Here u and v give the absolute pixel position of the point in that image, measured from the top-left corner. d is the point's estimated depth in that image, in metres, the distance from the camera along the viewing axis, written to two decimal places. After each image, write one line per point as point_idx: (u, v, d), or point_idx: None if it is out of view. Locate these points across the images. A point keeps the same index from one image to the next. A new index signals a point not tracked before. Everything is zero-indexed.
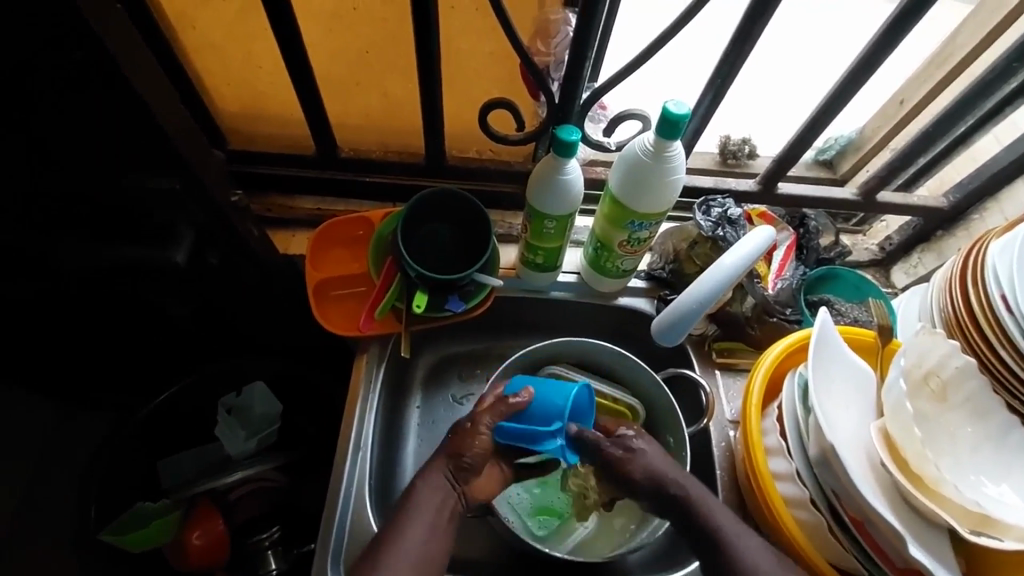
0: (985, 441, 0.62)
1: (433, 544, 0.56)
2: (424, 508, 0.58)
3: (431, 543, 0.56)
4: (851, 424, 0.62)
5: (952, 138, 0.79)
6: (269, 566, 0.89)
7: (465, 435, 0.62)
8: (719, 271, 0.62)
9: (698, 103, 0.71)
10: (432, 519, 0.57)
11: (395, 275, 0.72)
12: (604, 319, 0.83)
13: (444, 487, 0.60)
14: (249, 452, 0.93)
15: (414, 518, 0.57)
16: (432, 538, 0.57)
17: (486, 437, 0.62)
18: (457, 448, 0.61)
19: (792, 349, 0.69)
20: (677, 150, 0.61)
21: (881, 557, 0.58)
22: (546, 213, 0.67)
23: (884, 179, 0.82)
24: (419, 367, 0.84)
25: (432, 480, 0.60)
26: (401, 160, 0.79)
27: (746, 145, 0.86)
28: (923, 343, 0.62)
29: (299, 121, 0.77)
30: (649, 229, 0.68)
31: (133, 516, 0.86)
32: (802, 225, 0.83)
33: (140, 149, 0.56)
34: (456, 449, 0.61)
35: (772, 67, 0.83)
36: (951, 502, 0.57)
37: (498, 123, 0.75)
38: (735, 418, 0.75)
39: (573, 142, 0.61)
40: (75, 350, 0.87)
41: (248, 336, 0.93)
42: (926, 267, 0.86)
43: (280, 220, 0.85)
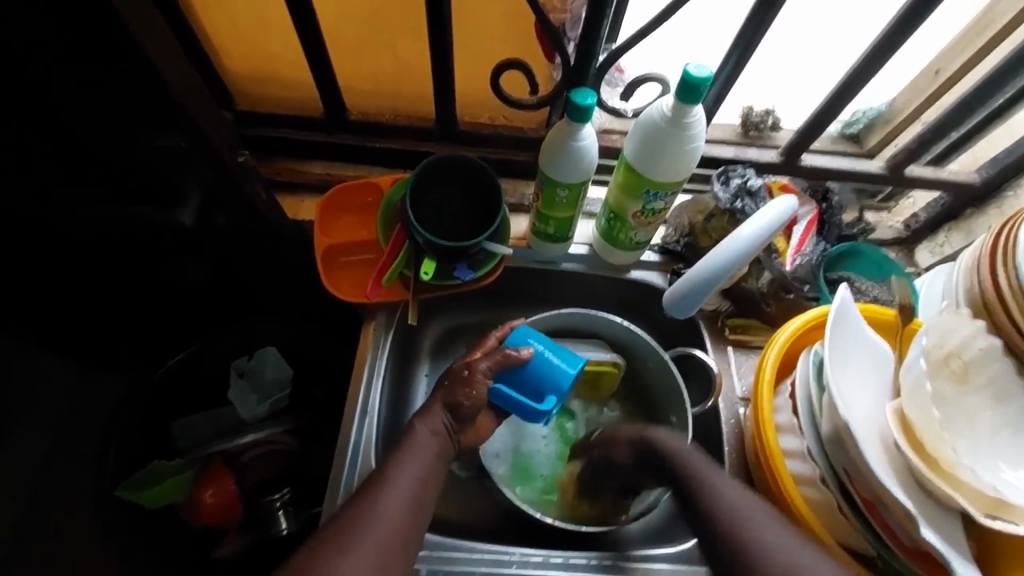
0: (1005, 426, 0.60)
1: (428, 484, 0.57)
2: (421, 448, 0.58)
3: (424, 483, 0.57)
4: (865, 404, 0.61)
5: (989, 110, 0.74)
6: (280, 526, 0.90)
7: (464, 381, 0.62)
8: (736, 241, 0.60)
9: (721, 67, 0.69)
10: (428, 460, 0.58)
11: (404, 243, 0.71)
12: (615, 293, 0.82)
13: (441, 429, 0.61)
14: (261, 415, 0.94)
15: (412, 457, 0.57)
16: (426, 479, 0.57)
17: (483, 386, 0.62)
18: (450, 391, 0.62)
19: (808, 327, 0.67)
20: (698, 115, 0.58)
21: (892, 538, 0.57)
22: (558, 181, 0.65)
23: (913, 154, 0.78)
24: (428, 336, 0.84)
25: (431, 420, 0.61)
26: (411, 125, 0.77)
27: (770, 117, 0.83)
28: (946, 322, 0.61)
29: (307, 83, 0.75)
30: (664, 199, 0.66)
31: (151, 472, 0.88)
32: (825, 201, 0.79)
33: (146, 108, 0.55)
34: (452, 394, 0.62)
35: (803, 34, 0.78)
36: (968, 486, 0.56)
37: (511, 86, 0.72)
38: (745, 395, 0.74)
39: (588, 107, 0.59)
40: (89, 311, 0.88)
41: (257, 302, 0.94)
42: (952, 247, 0.83)
43: (289, 184, 0.83)
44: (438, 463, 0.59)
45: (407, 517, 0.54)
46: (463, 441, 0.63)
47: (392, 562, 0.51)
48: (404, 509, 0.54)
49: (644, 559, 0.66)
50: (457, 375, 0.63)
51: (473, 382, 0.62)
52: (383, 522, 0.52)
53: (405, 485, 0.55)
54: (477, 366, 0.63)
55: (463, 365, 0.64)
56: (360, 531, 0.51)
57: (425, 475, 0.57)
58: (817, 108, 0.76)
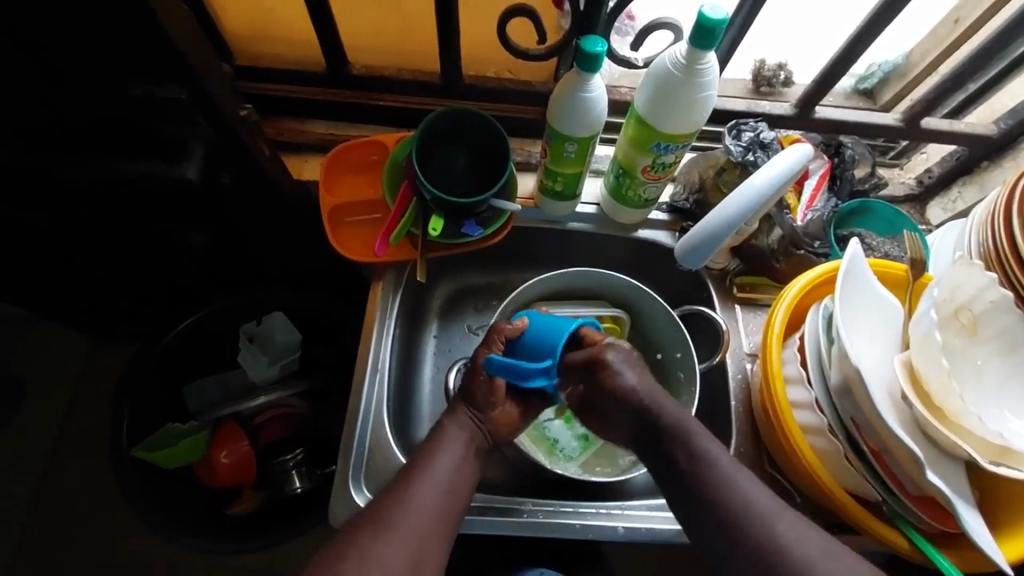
0: (1014, 376, 0.61)
1: (459, 473, 0.58)
2: (449, 441, 0.60)
3: (457, 475, 0.58)
4: (874, 356, 0.61)
5: (1008, 60, 0.73)
6: (294, 485, 0.92)
7: (476, 375, 0.63)
8: (748, 191, 0.60)
9: (738, 11, 0.66)
10: (459, 450, 0.60)
11: (411, 201, 0.70)
12: (622, 252, 0.81)
13: (467, 422, 0.62)
14: (272, 378, 0.96)
15: (441, 451, 0.59)
16: (458, 469, 0.59)
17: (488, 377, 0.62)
18: (471, 387, 0.63)
19: (818, 281, 0.67)
20: (711, 62, 0.57)
21: (897, 485, 0.58)
22: (566, 135, 0.64)
23: (929, 105, 0.76)
24: (435, 296, 0.84)
25: (458, 418, 0.62)
26: (415, 79, 0.75)
27: (782, 71, 0.80)
28: (959, 276, 0.60)
29: (307, 36, 0.73)
30: (675, 152, 0.64)
31: (162, 434, 0.89)
32: (837, 155, 0.77)
33: (145, 55, 0.53)
34: (468, 391, 0.63)
35: None
36: (972, 434, 0.57)
37: (517, 33, 0.70)
38: (752, 351, 0.74)
39: (598, 54, 0.57)
40: (96, 273, 0.89)
41: (263, 266, 0.94)
42: (964, 203, 0.81)
43: (292, 145, 0.81)
44: (472, 462, 0.60)
45: (440, 508, 0.55)
46: (496, 430, 0.63)
47: (429, 545, 0.53)
48: (437, 498, 0.56)
49: (650, 508, 0.68)
50: (472, 371, 0.64)
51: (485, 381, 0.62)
52: (418, 511, 0.54)
53: (436, 477, 0.57)
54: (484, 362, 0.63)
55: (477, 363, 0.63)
56: (394, 520, 0.53)
57: (456, 466, 0.58)
58: (831, 59, 0.73)
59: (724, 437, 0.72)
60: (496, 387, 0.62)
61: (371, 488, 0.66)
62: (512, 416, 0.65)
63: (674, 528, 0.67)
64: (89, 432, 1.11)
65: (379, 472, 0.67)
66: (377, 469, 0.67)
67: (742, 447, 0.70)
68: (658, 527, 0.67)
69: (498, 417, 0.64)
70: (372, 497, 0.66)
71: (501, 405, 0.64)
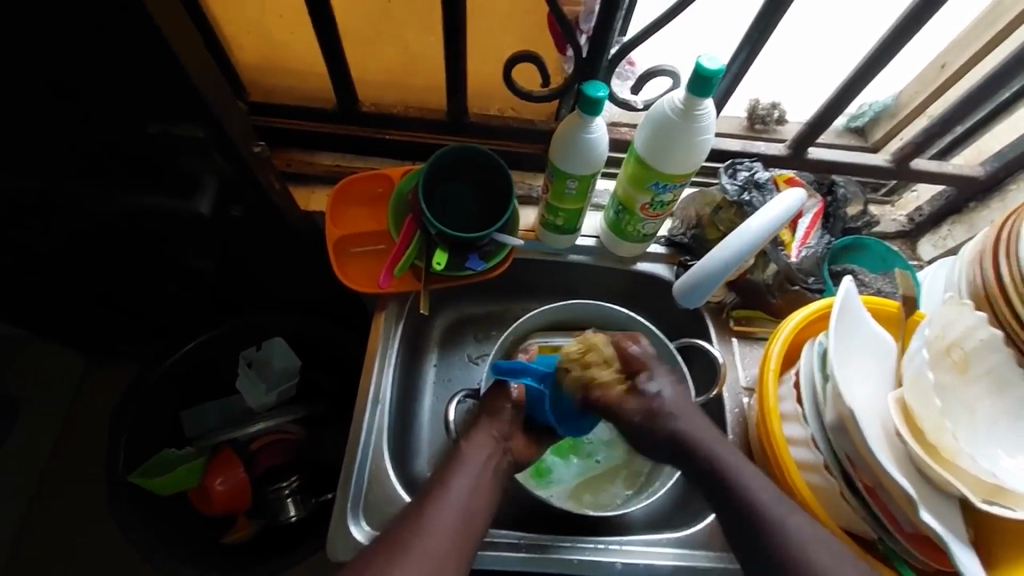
0: (1004, 415, 0.62)
1: (478, 493, 0.60)
2: (470, 460, 0.62)
3: (475, 497, 0.59)
4: (868, 394, 0.62)
5: (995, 104, 0.75)
6: (289, 513, 0.93)
7: (499, 398, 0.68)
8: (744, 233, 0.62)
9: (734, 59, 0.69)
10: (478, 470, 0.61)
11: (415, 233, 0.72)
12: (621, 284, 0.83)
13: (490, 441, 0.65)
14: (270, 406, 0.98)
15: (460, 471, 0.61)
16: (476, 489, 0.60)
17: (508, 408, 0.68)
18: (496, 407, 0.68)
19: (812, 317, 0.68)
20: (707, 108, 0.59)
21: (892, 523, 0.58)
22: (568, 173, 0.66)
23: (919, 147, 0.79)
24: (436, 326, 0.85)
25: (477, 438, 0.64)
26: (422, 117, 0.77)
27: (776, 110, 0.83)
28: (950, 315, 0.62)
29: (320, 75, 0.76)
30: (673, 191, 0.66)
31: (157, 461, 0.88)
32: (831, 194, 0.80)
33: (165, 96, 0.55)
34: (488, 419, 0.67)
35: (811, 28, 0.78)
36: (965, 471, 0.57)
37: (522, 78, 0.73)
38: (750, 385, 0.75)
39: (599, 99, 0.59)
40: (100, 296, 0.90)
41: (265, 292, 0.95)
42: (954, 240, 0.84)
43: (299, 176, 0.84)
44: (491, 487, 0.61)
45: (459, 528, 0.56)
46: (517, 453, 0.67)
47: (446, 567, 0.54)
48: (456, 518, 0.57)
49: (646, 541, 0.67)
50: (496, 394, 0.69)
51: (501, 413, 0.67)
52: (435, 530, 0.55)
53: (454, 498, 0.58)
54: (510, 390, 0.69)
55: (499, 382, 0.70)
56: (412, 545, 0.54)
57: (473, 486, 0.60)
58: (824, 102, 0.76)
59: None
60: (502, 411, 0.67)
61: (370, 521, 0.66)
62: (529, 446, 0.68)
63: (671, 563, 0.67)
64: (82, 456, 1.10)
65: (378, 505, 0.67)
66: (376, 502, 0.67)
67: None
68: (656, 563, 0.66)
69: (517, 445, 0.67)
70: (371, 531, 0.66)
71: (518, 434, 0.68)
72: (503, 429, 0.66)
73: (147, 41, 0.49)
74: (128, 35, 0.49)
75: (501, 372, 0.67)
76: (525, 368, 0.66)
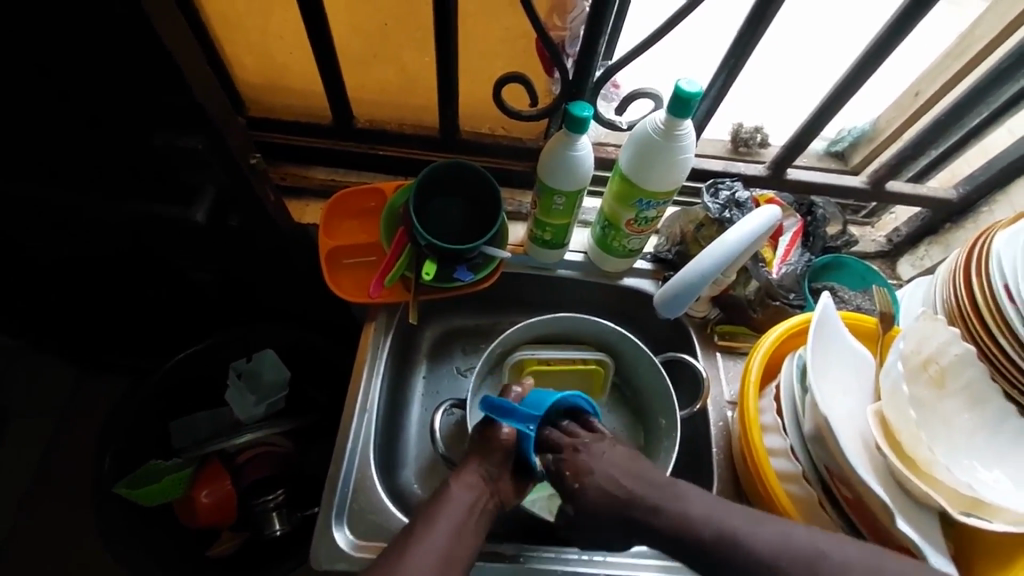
0: (981, 428, 0.63)
1: (458, 543, 0.57)
2: (454, 503, 0.60)
3: (456, 540, 0.57)
4: (846, 407, 0.63)
5: (966, 129, 0.78)
6: (274, 526, 0.91)
7: (488, 434, 0.65)
8: (722, 247, 0.64)
9: (711, 84, 0.72)
10: (461, 515, 0.59)
11: (406, 244, 0.74)
12: (608, 299, 0.85)
13: (475, 482, 0.62)
14: (257, 417, 0.97)
15: (442, 516, 0.58)
16: (459, 533, 0.58)
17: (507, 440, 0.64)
18: (488, 446, 0.64)
19: (791, 332, 0.70)
20: (687, 129, 0.62)
21: (872, 534, 0.59)
22: (556, 189, 0.68)
23: (893, 169, 0.82)
24: (426, 338, 0.86)
25: (465, 475, 0.62)
26: (416, 134, 0.80)
27: (758, 134, 0.86)
28: (925, 329, 0.63)
29: (316, 92, 0.78)
30: (656, 208, 0.69)
31: (144, 472, 0.87)
32: (810, 214, 0.82)
33: (169, 110, 0.58)
34: (484, 455, 0.64)
35: (785, 56, 0.81)
36: (944, 485, 0.59)
37: (512, 98, 0.75)
38: (733, 399, 0.76)
39: (585, 118, 0.62)
40: (98, 304, 0.91)
41: (259, 305, 0.96)
42: (931, 260, 0.87)
43: (294, 189, 0.87)
44: (473, 534, 0.59)
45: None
46: (504, 497, 0.63)
47: None
48: (434, 564, 0.55)
49: (629, 559, 0.67)
50: (486, 431, 0.66)
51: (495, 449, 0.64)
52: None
53: (432, 547, 0.56)
54: (499, 427, 0.65)
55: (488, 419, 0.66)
56: None
57: (452, 536, 0.57)
58: (801, 126, 0.80)
59: (707, 483, 0.73)
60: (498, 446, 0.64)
61: (354, 529, 0.66)
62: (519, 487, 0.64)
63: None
64: (68, 466, 1.09)
65: (363, 513, 0.67)
66: (361, 511, 0.68)
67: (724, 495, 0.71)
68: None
69: (505, 484, 0.63)
70: (354, 539, 0.66)
71: (508, 474, 0.64)
72: (495, 467, 0.63)
73: (152, 56, 0.51)
74: (135, 50, 0.51)
75: (491, 410, 0.63)
76: (516, 410, 0.63)
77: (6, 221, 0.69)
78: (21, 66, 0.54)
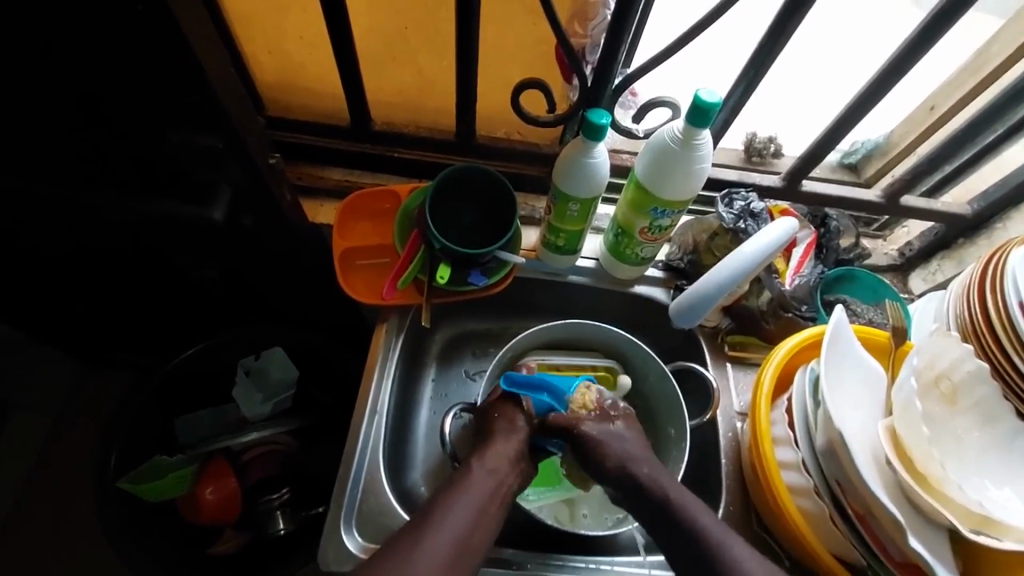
0: (991, 446, 0.63)
1: (479, 523, 0.58)
2: (475, 488, 0.60)
3: (473, 530, 0.57)
4: (858, 421, 0.63)
5: (980, 148, 0.77)
6: (277, 526, 0.93)
7: (507, 414, 0.67)
8: (738, 259, 0.64)
9: (729, 95, 0.72)
10: (482, 499, 0.59)
11: (420, 247, 0.74)
12: (619, 306, 0.85)
13: (500, 465, 0.63)
14: (265, 414, 0.97)
15: (465, 495, 0.59)
16: (476, 523, 0.58)
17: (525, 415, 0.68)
18: (510, 423, 0.66)
19: (804, 344, 0.70)
20: (705, 138, 0.62)
21: (881, 550, 0.59)
22: (570, 196, 0.69)
23: (908, 184, 0.82)
24: (435, 341, 0.87)
25: (488, 460, 0.63)
26: (431, 136, 0.81)
27: (772, 144, 0.86)
28: (938, 345, 0.63)
29: (334, 93, 0.79)
30: (671, 217, 0.69)
31: (149, 467, 0.87)
32: (823, 226, 0.82)
33: (190, 107, 0.58)
34: (508, 428, 0.66)
35: (810, 59, 0.82)
36: (955, 503, 0.58)
37: (529, 103, 0.76)
38: (743, 410, 0.76)
39: (602, 126, 0.62)
40: (109, 299, 0.91)
41: (268, 303, 0.97)
42: (944, 275, 0.86)
43: (310, 188, 0.87)
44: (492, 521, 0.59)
45: (450, 561, 0.54)
46: (524, 478, 0.65)
47: None
48: (448, 552, 0.54)
49: (638, 563, 0.68)
50: (505, 409, 0.68)
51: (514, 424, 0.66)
52: (423, 565, 0.53)
53: (452, 526, 0.56)
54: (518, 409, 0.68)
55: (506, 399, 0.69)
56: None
57: (473, 517, 0.58)
58: (817, 138, 0.79)
59: (714, 494, 0.73)
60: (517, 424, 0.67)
61: (362, 531, 0.66)
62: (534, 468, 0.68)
63: None
64: (72, 459, 1.10)
65: (371, 516, 0.67)
66: (369, 514, 0.68)
67: (732, 506, 0.71)
68: None
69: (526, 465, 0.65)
70: (362, 542, 0.66)
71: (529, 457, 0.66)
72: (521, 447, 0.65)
73: (176, 54, 0.52)
74: (158, 48, 0.52)
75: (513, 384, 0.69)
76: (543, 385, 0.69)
77: (24, 214, 0.69)
78: (45, 60, 0.54)
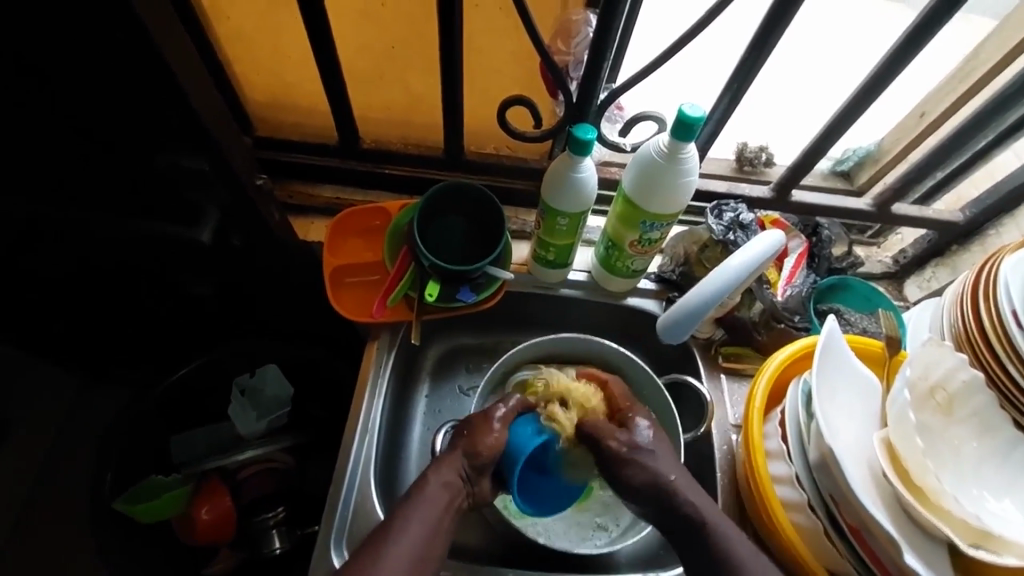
0: (991, 458, 0.62)
1: (434, 538, 0.57)
2: (432, 503, 0.58)
3: (428, 542, 0.57)
4: (853, 434, 0.62)
5: (972, 152, 0.78)
6: (273, 545, 0.90)
7: (481, 428, 0.63)
8: (725, 272, 0.63)
9: (714, 108, 0.73)
10: (436, 514, 0.58)
11: (409, 265, 0.74)
12: (612, 318, 0.84)
13: (454, 481, 0.60)
14: (259, 432, 0.94)
15: (417, 513, 0.57)
16: (432, 535, 0.57)
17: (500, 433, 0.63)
18: (472, 441, 0.62)
19: (797, 356, 0.70)
20: (691, 152, 0.62)
21: (878, 566, 0.58)
22: (559, 211, 0.69)
23: (898, 191, 0.82)
24: (428, 356, 0.86)
25: (444, 473, 0.60)
26: (420, 153, 0.81)
27: (763, 153, 0.86)
28: (932, 355, 0.62)
29: (323, 112, 0.79)
30: (660, 230, 0.68)
31: (144, 488, 0.88)
32: (815, 234, 0.82)
33: (174, 130, 0.58)
34: (471, 444, 0.62)
35: (791, 76, 0.82)
36: (952, 515, 0.57)
37: (516, 119, 0.76)
38: (738, 423, 0.76)
39: (589, 141, 0.62)
40: (104, 318, 0.92)
41: (259, 321, 0.97)
42: (938, 282, 0.86)
43: (300, 207, 0.87)
44: (445, 530, 0.58)
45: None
46: (480, 492, 0.63)
47: None
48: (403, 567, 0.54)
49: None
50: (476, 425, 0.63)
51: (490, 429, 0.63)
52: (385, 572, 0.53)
53: (410, 542, 0.55)
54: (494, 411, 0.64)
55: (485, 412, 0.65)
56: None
57: (424, 534, 0.57)
58: (806, 147, 0.79)
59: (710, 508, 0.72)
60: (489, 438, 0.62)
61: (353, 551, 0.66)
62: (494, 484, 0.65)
63: None
64: (67, 478, 1.09)
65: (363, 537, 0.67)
66: (361, 534, 0.67)
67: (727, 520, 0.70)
68: None
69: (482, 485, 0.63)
70: None
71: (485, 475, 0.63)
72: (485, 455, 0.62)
73: (156, 77, 0.52)
74: (138, 72, 0.52)
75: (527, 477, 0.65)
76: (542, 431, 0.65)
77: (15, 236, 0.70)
78: (28, 87, 0.55)
